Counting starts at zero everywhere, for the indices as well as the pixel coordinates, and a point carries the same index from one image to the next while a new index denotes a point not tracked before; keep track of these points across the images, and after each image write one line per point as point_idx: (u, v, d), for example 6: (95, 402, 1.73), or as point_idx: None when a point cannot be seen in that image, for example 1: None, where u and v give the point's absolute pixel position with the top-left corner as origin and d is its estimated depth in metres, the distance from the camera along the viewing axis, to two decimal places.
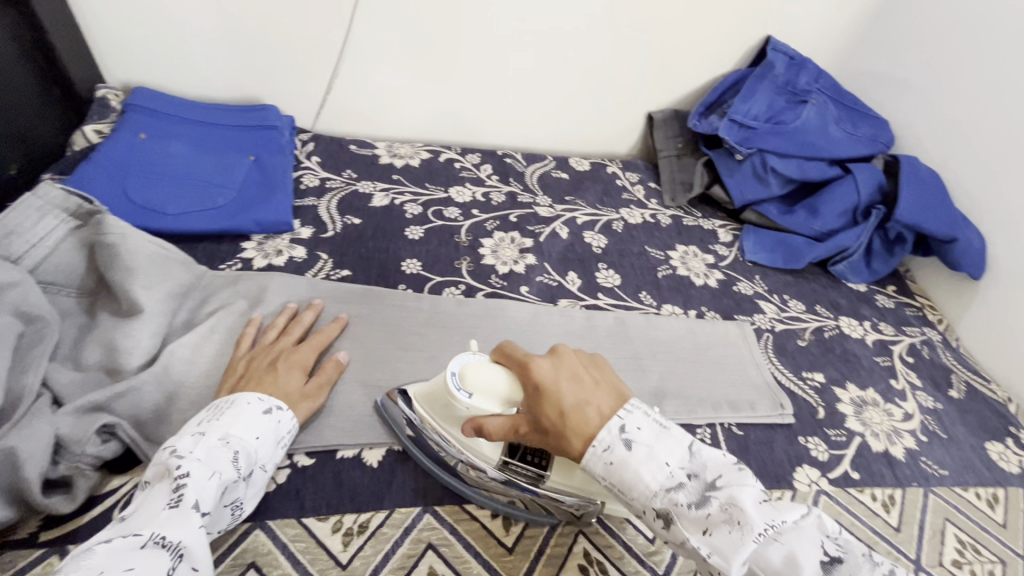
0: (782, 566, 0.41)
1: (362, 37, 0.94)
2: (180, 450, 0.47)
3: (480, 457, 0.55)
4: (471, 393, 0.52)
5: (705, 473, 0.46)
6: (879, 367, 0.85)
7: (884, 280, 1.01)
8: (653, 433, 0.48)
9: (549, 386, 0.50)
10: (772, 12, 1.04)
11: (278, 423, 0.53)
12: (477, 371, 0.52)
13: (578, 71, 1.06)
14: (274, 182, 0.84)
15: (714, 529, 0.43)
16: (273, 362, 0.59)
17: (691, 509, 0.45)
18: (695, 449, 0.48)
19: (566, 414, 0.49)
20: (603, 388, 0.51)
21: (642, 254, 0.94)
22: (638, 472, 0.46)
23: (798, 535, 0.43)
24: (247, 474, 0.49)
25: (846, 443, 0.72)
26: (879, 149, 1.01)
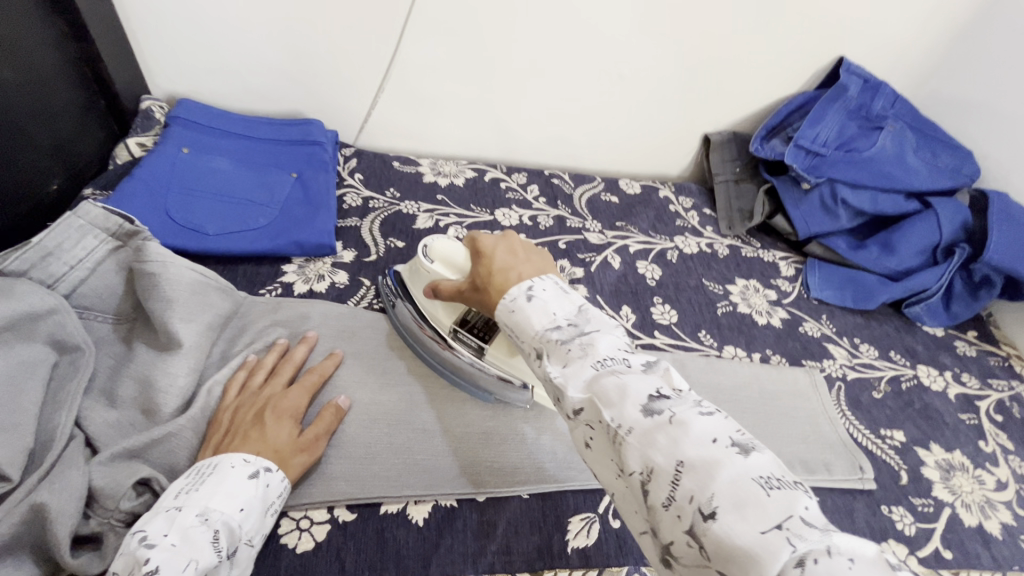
0: (613, 397, 0.39)
1: (411, 50, 0.90)
2: (150, 536, 0.41)
3: (437, 323, 0.64)
4: (434, 260, 0.62)
5: (585, 324, 0.45)
6: (965, 425, 0.77)
7: (964, 324, 0.92)
8: (555, 294, 0.47)
9: (485, 252, 0.54)
10: (847, 32, 0.96)
11: (265, 488, 0.47)
12: (443, 242, 0.62)
13: (632, 88, 1.00)
14: (317, 201, 0.80)
15: (571, 363, 0.42)
16: (259, 412, 0.53)
17: (558, 345, 0.43)
18: (586, 308, 0.46)
19: (491, 272, 0.51)
20: (531, 263, 0.52)
21: (699, 288, 0.88)
22: (528, 318, 0.46)
23: (638, 376, 0.40)
24: (230, 553, 0.44)
25: (934, 515, 0.65)
26: (962, 182, 0.93)
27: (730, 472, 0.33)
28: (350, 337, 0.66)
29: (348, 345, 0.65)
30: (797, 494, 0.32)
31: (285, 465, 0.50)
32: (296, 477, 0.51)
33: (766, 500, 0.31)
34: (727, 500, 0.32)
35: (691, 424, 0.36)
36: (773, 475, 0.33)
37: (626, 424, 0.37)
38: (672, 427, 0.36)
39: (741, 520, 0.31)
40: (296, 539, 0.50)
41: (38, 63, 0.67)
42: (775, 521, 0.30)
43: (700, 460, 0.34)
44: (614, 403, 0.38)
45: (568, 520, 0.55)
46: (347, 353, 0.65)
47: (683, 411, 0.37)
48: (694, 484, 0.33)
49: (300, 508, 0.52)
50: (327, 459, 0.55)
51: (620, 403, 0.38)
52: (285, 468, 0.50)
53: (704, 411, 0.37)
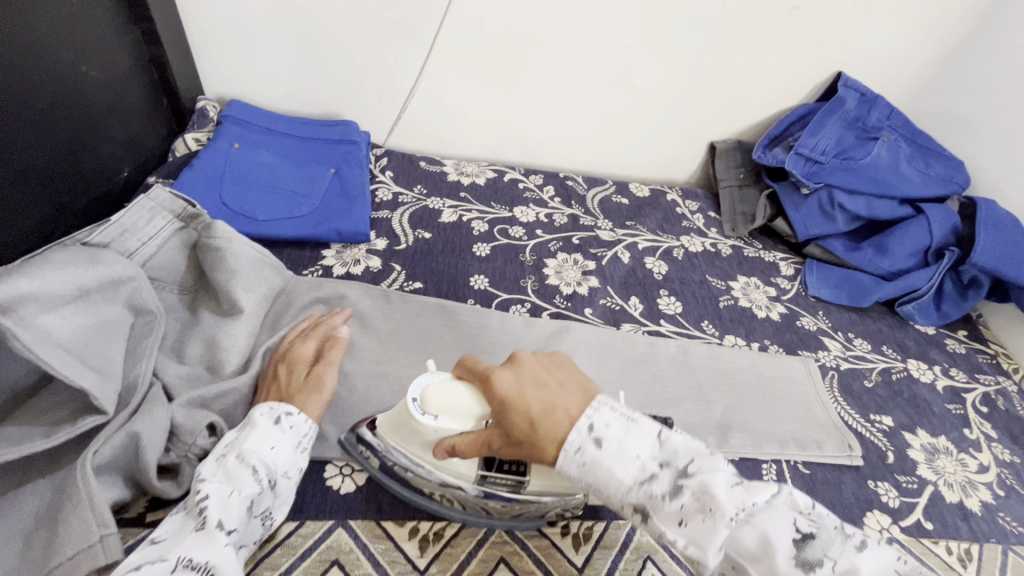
0: (760, 551, 0.41)
1: (440, 60, 0.98)
2: (201, 475, 0.48)
3: (456, 477, 0.54)
4: (435, 415, 0.52)
5: (676, 460, 0.45)
6: (951, 414, 0.82)
7: (954, 324, 0.98)
8: (623, 428, 0.47)
9: (514, 398, 0.48)
10: (846, 49, 1.03)
11: (292, 430, 0.54)
12: (437, 391, 0.52)
13: (644, 98, 1.07)
14: (353, 194, 0.88)
15: (691, 522, 0.43)
16: (274, 370, 0.59)
17: (667, 501, 0.44)
18: (664, 437, 0.47)
19: (535, 421, 0.47)
20: (566, 391, 0.50)
21: (703, 283, 0.94)
22: (612, 469, 0.45)
23: (771, 516, 0.42)
24: (271, 484, 0.49)
25: (918, 491, 0.70)
26: (954, 190, 0.99)
27: None
28: (384, 315, 0.73)
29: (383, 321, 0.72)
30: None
31: (303, 407, 0.56)
32: (318, 415, 0.57)
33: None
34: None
35: (857, 574, 0.39)
36: None
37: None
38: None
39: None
40: (340, 482, 0.57)
41: (116, 65, 0.76)
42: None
43: None
44: (762, 558, 0.41)
45: None
46: (382, 328, 0.72)
47: (842, 555, 0.40)
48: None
49: (342, 458, 0.59)
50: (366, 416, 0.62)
51: (768, 557, 0.41)
52: (302, 407, 0.56)
53: (858, 546, 0.41)
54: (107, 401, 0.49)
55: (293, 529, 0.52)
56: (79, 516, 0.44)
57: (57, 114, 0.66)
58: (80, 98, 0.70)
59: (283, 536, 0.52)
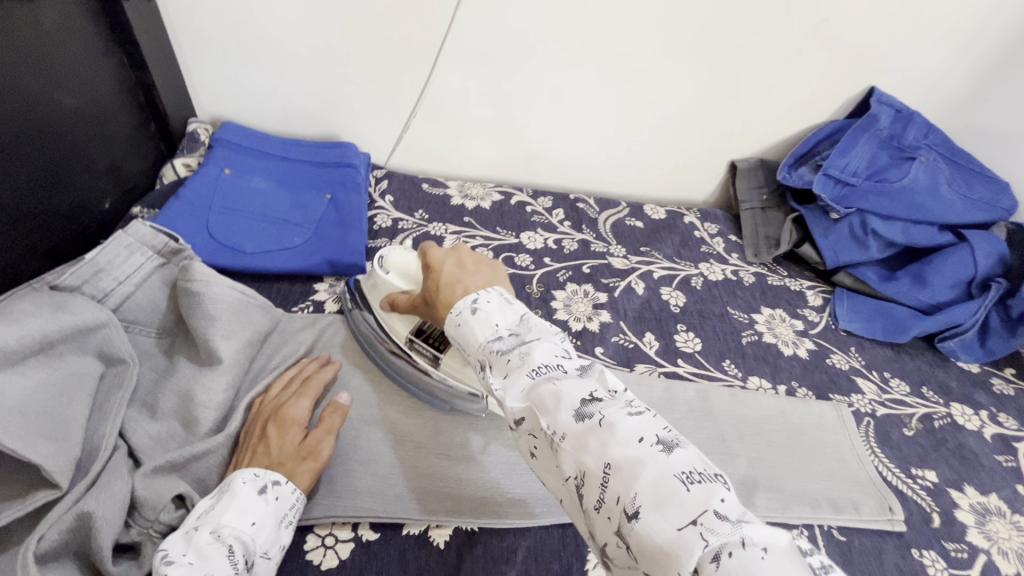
0: (549, 403, 0.41)
1: (443, 77, 0.93)
2: (171, 555, 0.43)
3: (394, 335, 0.66)
4: (389, 270, 0.65)
5: (526, 333, 0.46)
6: (1002, 468, 0.74)
7: (1001, 361, 0.89)
8: (498, 306, 0.49)
9: (434, 266, 0.56)
10: (878, 62, 0.96)
11: (276, 501, 0.48)
12: (399, 255, 0.65)
13: (659, 115, 1.01)
14: (349, 222, 0.83)
15: (509, 374, 0.44)
16: (264, 427, 0.54)
17: (500, 356, 0.45)
18: (527, 318, 0.48)
19: (439, 287, 0.53)
20: (481, 274, 0.54)
21: (724, 316, 0.87)
22: (472, 329, 0.47)
23: (573, 380, 0.42)
24: (247, 567, 0.44)
25: (969, 562, 0.63)
26: (1000, 215, 0.90)
27: (651, 470, 0.36)
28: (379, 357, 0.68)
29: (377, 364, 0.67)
30: (717, 487, 0.35)
31: (292, 475, 0.51)
32: (307, 486, 0.51)
33: (686, 496, 0.34)
34: (649, 499, 0.35)
35: (617, 426, 0.39)
36: (694, 470, 0.36)
37: (561, 430, 0.40)
38: (601, 429, 0.39)
39: (661, 518, 0.34)
40: (321, 556, 0.51)
41: (98, 91, 0.72)
42: (689, 515, 0.34)
43: (626, 460, 0.37)
44: (550, 408, 0.41)
45: (588, 549, 0.55)
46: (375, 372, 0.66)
47: (614, 414, 0.40)
48: (620, 484, 0.36)
49: (325, 525, 0.53)
50: (355, 474, 0.57)
51: (555, 409, 0.41)
52: (292, 476, 0.51)
53: (634, 411, 0.40)
54: (60, 473, 0.44)
55: None
56: None
57: (28, 146, 0.62)
58: (55, 127, 0.66)
59: None
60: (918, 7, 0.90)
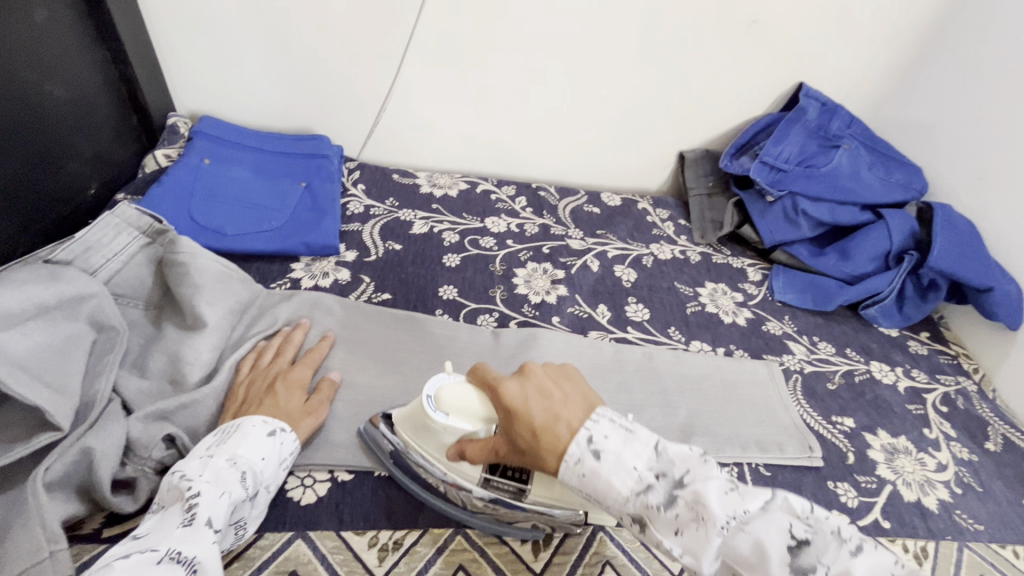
0: (754, 558, 0.42)
1: (411, 73, 1.00)
2: (189, 474, 0.49)
3: (462, 477, 0.56)
4: (448, 414, 0.54)
5: (672, 470, 0.47)
6: (911, 415, 0.84)
7: (916, 326, 1.00)
8: (620, 440, 0.48)
9: (518, 405, 0.50)
10: (807, 60, 1.07)
11: (281, 445, 0.55)
12: (453, 392, 0.54)
13: (613, 110, 1.09)
14: (323, 208, 0.89)
15: (683, 530, 0.44)
16: (270, 385, 0.61)
17: (661, 510, 0.45)
18: (661, 448, 0.48)
19: (536, 432, 0.49)
20: (570, 404, 0.51)
21: (671, 290, 0.96)
22: (609, 480, 0.47)
23: (766, 524, 0.42)
24: (253, 493, 0.51)
25: (876, 491, 0.72)
26: (912, 195, 1.01)
27: None
28: (352, 327, 0.74)
29: (352, 333, 0.74)
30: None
31: (295, 427, 0.58)
32: (306, 437, 0.59)
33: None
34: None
35: None
36: None
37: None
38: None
39: None
40: (301, 493, 0.57)
41: (84, 84, 0.77)
42: None
43: None
44: (757, 564, 0.42)
45: None
46: (349, 338, 0.73)
47: (837, 560, 0.41)
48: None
49: (303, 468, 0.59)
50: (331, 428, 0.63)
51: (762, 563, 0.41)
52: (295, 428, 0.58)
53: (851, 550, 0.41)
54: (63, 417, 0.49)
55: (253, 541, 0.53)
56: (29, 534, 0.45)
57: (19, 130, 0.67)
58: (46, 118, 0.71)
59: (241, 550, 0.52)
60: (837, 11, 1.01)
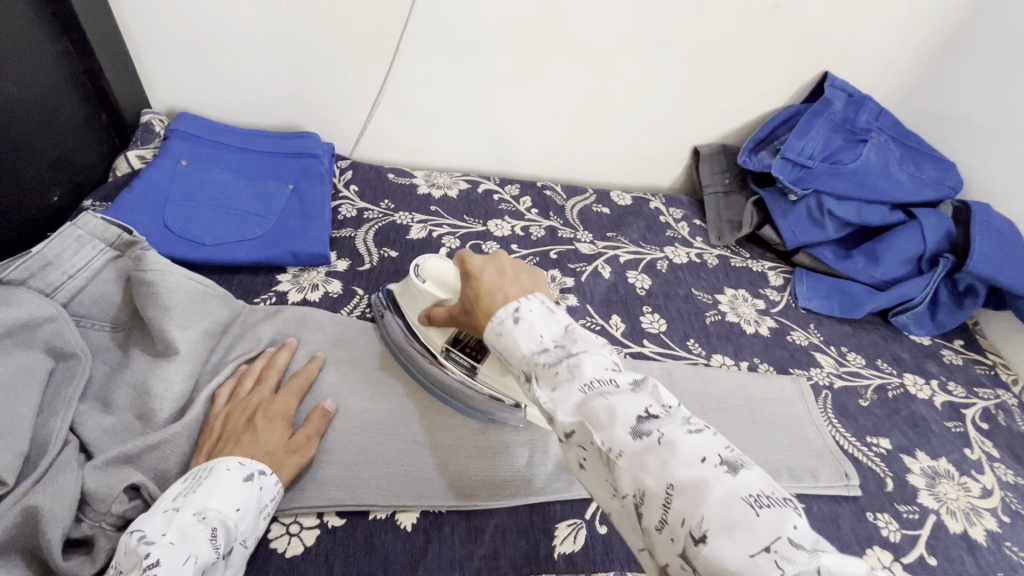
0: (603, 419, 0.40)
1: (407, 64, 0.92)
2: (149, 535, 0.42)
3: (430, 342, 0.64)
4: (425, 279, 0.61)
5: (571, 346, 0.45)
6: (951, 433, 0.77)
7: (950, 333, 0.93)
8: (541, 315, 0.48)
9: (473, 271, 0.53)
10: (832, 48, 0.99)
11: (259, 491, 0.49)
12: (435, 263, 0.60)
13: (624, 102, 1.02)
14: (311, 213, 0.82)
15: (559, 388, 0.43)
16: (251, 418, 0.55)
17: (546, 368, 0.44)
18: (572, 329, 0.47)
19: (478, 293, 0.51)
20: (520, 282, 0.52)
21: (688, 297, 0.89)
22: (516, 340, 0.46)
23: (627, 395, 0.41)
24: (225, 552, 0.45)
25: (920, 522, 0.66)
26: (946, 193, 0.95)
27: (719, 492, 0.36)
28: (344, 346, 0.68)
29: (343, 353, 0.67)
30: (787, 511, 0.35)
31: (277, 468, 0.52)
32: (290, 478, 0.53)
33: (757, 521, 0.34)
34: (718, 524, 0.34)
35: (679, 444, 0.38)
36: (763, 493, 0.36)
37: (617, 447, 0.39)
38: (662, 448, 0.38)
39: (731, 543, 0.34)
40: (286, 544, 0.51)
41: (44, 79, 0.70)
42: (762, 543, 0.33)
43: (689, 483, 0.36)
44: (605, 425, 0.40)
45: (556, 525, 0.56)
46: (341, 359, 0.66)
47: (673, 432, 0.39)
48: (683, 506, 0.36)
49: (290, 512, 0.53)
50: (320, 464, 0.56)
51: (610, 425, 0.40)
52: (276, 469, 0.51)
53: (693, 429, 0.39)
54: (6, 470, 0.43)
55: None
56: None
57: None
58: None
59: None
60: None
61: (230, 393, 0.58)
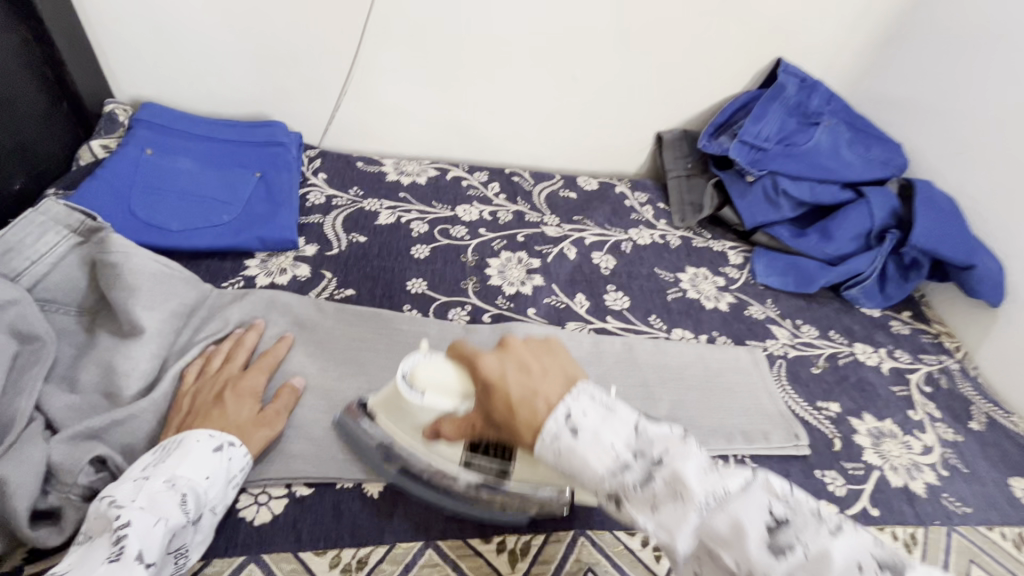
0: (731, 536, 0.39)
1: (372, 52, 0.93)
2: (120, 500, 0.45)
3: (443, 459, 0.54)
4: (424, 391, 0.51)
5: (650, 449, 0.43)
6: (896, 397, 0.82)
7: (898, 305, 0.98)
8: (600, 417, 0.44)
9: (494, 379, 0.47)
10: (784, 35, 1.03)
11: (228, 461, 0.50)
12: (428, 371, 0.51)
13: (588, 88, 1.04)
14: (279, 200, 0.83)
15: (662, 509, 0.41)
16: (219, 394, 0.56)
17: (637, 489, 0.41)
18: (641, 428, 0.44)
19: (512, 406, 0.45)
20: (551, 376, 0.47)
21: (651, 276, 0.92)
22: (585, 458, 0.42)
23: (746, 502, 0.39)
24: (195, 517, 0.47)
25: (864, 478, 0.70)
26: (892, 172, 0.99)
27: None
28: (312, 327, 0.69)
29: (311, 334, 0.68)
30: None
31: (247, 440, 0.53)
32: (259, 450, 0.54)
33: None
34: None
35: (831, 556, 0.36)
36: None
37: (758, 568, 0.37)
38: (810, 563, 0.37)
39: None
40: (254, 512, 0.53)
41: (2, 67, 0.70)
42: None
43: None
44: (734, 543, 0.39)
45: None
46: (309, 339, 0.68)
47: (814, 539, 0.37)
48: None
49: (258, 484, 0.54)
50: (288, 438, 0.58)
51: (738, 541, 0.38)
52: (245, 440, 0.53)
53: (834, 531, 0.38)
54: None
55: (199, 568, 0.49)
56: None
57: None
58: None
59: None
60: None
61: (198, 372, 0.59)
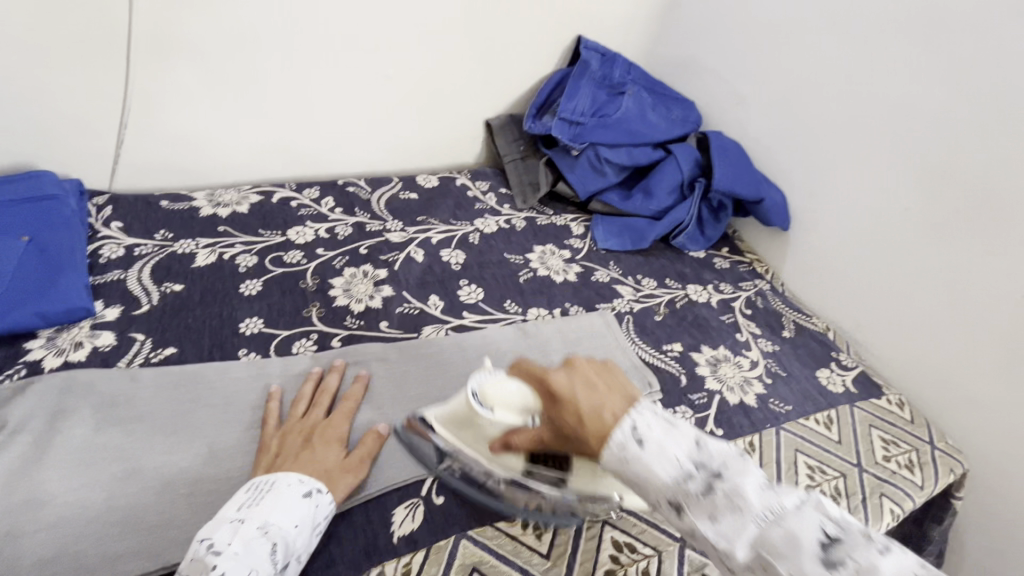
0: (784, 548, 0.36)
1: (146, 75, 0.82)
2: (216, 544, 0.46)
3: (506, 471, 0.57)
4: (492, 408, 0.55)
5: (712, 462, 0.40)
6: (725, 324, 0.93)
7: (718, 244, 1.12)
8: (664, 428, 0.42)
9: (563, 394, 0.46)
10: (578, 13, 1.10)
11: (315, 508, 0.52)
12: (496, 388, 0.55)
13: (405, 85, 1.03)
14: (56, 264, 0.71)
15: (721, 520, 0.38)
16: (307, 439, 0.59)
17: (700, 499, 0.39)
18: (703, 441, 0.41)
19: (583, 421, 0.44)
20: (616, 393, 0.45)
21: (502, 262, 0.95)
22: (651, 468, 0.41)
23: (798, 516, 0.37)
24: (283, 567, 0.48)
25: (708, 404, 0.79)
26: (691, 128, 1.11)
27: None
28: (126, 402, 0.61)
29: (125, 410, 0.60)
30: None
31: (335, 486, 0.55)
32: (343, 498, 0.56)
33: None
34: None
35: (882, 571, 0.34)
36: None
37: None
38: None
39: None
40: None
41: None
42: None
43: None
44: (787, 554, 0.36)
45: (393, 511, 0.58)
46: (124, 417, 0.60)
47: (867, 555, 0.35)
48: None
49: None
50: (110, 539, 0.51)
51: (795, 554, 0.35)
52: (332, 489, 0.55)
53: (884, 549, 0.35)
54: None
55: None
56: None
57: None
58: None
59: None
60: None
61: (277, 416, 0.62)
